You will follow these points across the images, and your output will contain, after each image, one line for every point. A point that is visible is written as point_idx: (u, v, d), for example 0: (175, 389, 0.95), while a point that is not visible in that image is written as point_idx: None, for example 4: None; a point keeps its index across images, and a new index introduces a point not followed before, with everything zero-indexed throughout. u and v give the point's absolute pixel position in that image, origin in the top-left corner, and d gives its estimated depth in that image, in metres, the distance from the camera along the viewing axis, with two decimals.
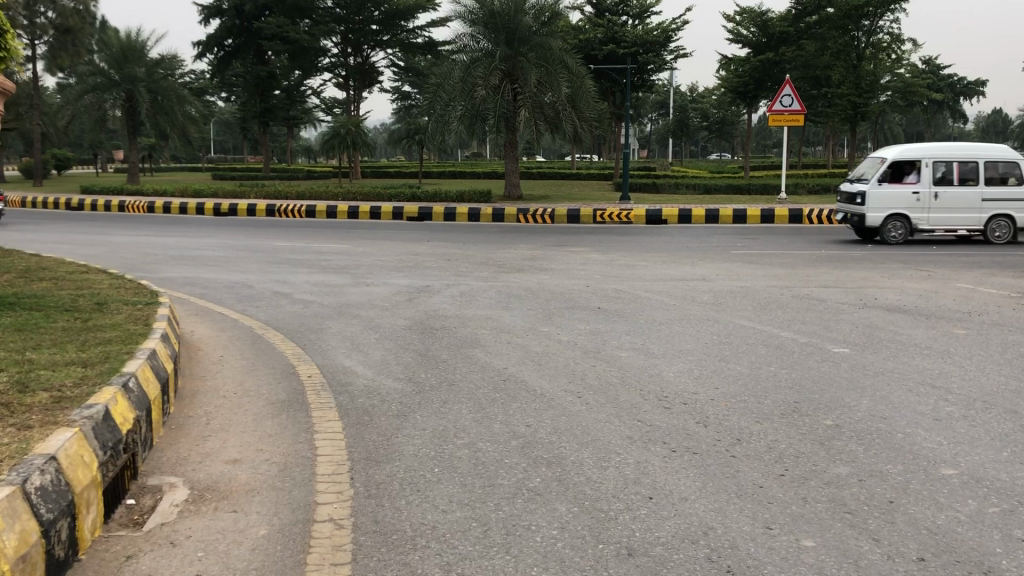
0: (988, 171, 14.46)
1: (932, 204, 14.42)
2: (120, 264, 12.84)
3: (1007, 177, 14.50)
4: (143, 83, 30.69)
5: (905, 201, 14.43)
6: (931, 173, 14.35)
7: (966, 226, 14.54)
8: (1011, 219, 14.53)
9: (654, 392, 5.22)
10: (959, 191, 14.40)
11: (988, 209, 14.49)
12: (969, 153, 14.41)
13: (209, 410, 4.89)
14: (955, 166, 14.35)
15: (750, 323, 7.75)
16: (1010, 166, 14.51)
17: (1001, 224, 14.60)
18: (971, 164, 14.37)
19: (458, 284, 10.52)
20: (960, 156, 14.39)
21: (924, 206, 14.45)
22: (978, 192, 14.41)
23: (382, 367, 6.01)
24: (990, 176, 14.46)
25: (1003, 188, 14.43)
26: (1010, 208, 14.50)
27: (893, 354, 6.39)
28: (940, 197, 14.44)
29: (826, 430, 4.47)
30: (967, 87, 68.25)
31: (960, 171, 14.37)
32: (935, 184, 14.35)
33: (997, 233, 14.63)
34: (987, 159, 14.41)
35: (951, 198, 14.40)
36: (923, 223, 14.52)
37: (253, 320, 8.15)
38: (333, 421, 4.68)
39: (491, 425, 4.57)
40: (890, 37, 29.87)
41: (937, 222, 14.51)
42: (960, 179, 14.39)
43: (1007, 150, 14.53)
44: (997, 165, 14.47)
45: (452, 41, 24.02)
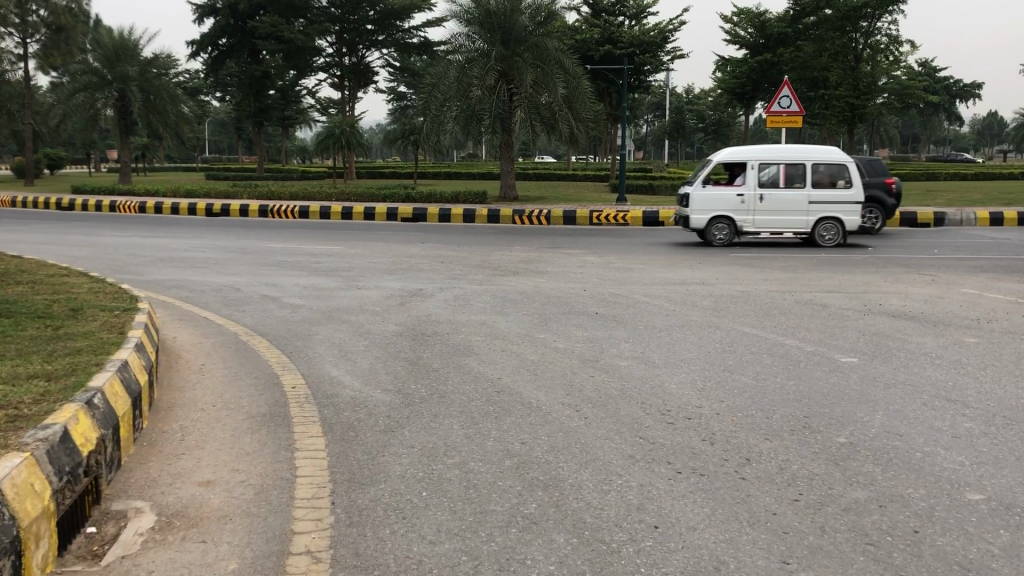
0: (816, 175, 14.25)
1: (757, 206, 14.31)
2: (107, 266, 12.54)
3: (836, 180, 14.25)
4: (135, 81, 30.29)
5: (730, 202, 14.39)
6: (755, 175, 14.28)
7: (792, 230, 14.37)
8: (839, 223, 14.24)
9: (656, 406, 4.95)
10: (784, 194, 14.27)
11: (814, 213, 14.25)
12: (797, 155, 14.26)
13: (185, 425, 4.60)
14: (782, 168, 14.22)
15: (754, 330, 7.49)
16: (840, 169, 14.25)
17: (830, 227, 14.32)
18: (797, 166, 14.21)
19: (452, 288, 10.25)
20: (787, 159, 14.26)
21: (750, 209, 14.36)
22: (805, 194, 14.23)
23: (369, 377, 5.72)
24: (818, 178, 14.24)
25: (829, 191, 14.18)
26: (837, 211, 14.25)
27: (904, 364, 6.14)
28: (765, 199, 14.32)
29: (839, 449, 4.21)
30: (963, 89, 68.20)
31: (787, 174, 14.23)
32: (759, 187, 14.25)
33: (824, 237, 14.35)
34: (815, 161, 14.20)
35: (775, 200, 14.27)
36: (749, 226, 14.43)
37: (239, 325, 7.86)
38: (315, 437, 4.40)
39: (484, 442, 4.30)
40: (888, 39, 29.68)
41: (763, 224, 14.39)
42: (786, 182, 14.25)
43: (838, 152, 14.27)
44: (826, 168, 14.24)
45: (447, 41, 23.74)
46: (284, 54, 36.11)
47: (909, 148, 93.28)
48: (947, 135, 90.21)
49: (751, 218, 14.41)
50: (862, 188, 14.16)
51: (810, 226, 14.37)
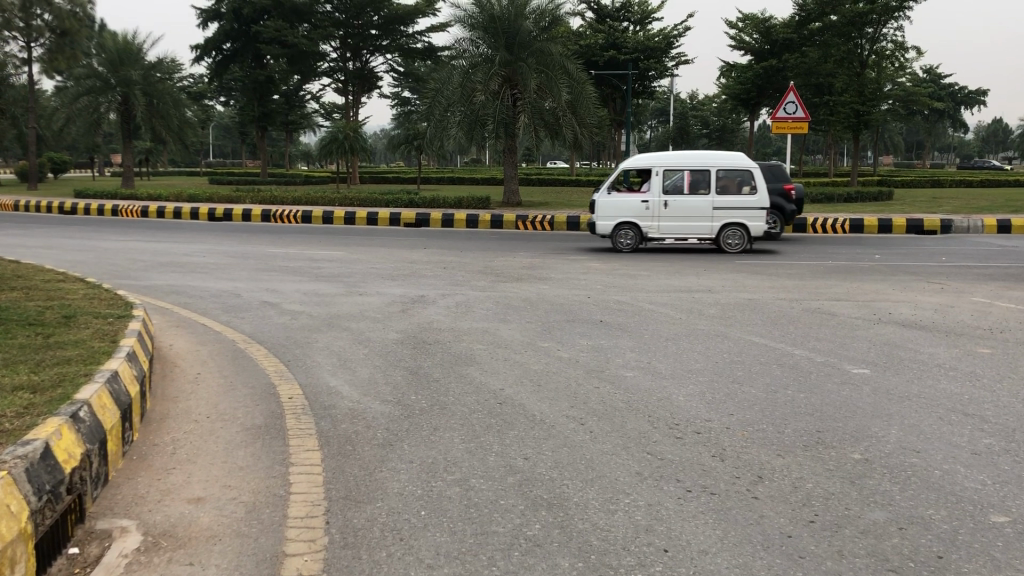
0: (720, 181, 14.27)
1: (662, 212, 14.36)
2: (105, 271, 12.41)
3: (740, 185, 14.25)
4: (139, 85, 30.19)
5: (635, 209, 14.48)
6: (660, 181, 14.37)
7: (698, 235, 14.36)
8: (745, 227, 14.17)
9: (663, 419, 4.80)
10: (688, 200, 14.32)
11: (719, 218, 14.23)
12: (702, 161, 14.32)
13: (177, 437, 4.46)
14: (687, 175, 14.30)
15: (762, 340, 7.32)
16: (745, 174, 14.25)
17: (734, 232, 14.28)
18: (702, 172, 14.27)
19: (454, 294, 10.10)
20: (691, 165, 14.34)
21: (656, 215, 14.41)
22: (709, 201, 14.24)
23: (368, 387, 5.57)
24: (722, 185, 14.26)
25: (733, 196, 14.18)
26: (742, 216, 14.20)
27: (918, 376, 5.97)
28: (670, 206, 14.38)
29: (855, 466, 4.05)
30: (969, 96, 67.81)
31: (691, 181, 14.30)
32: (663, 193, 14.31)
33: (728, 242, 14.31)
34: (720, 167, 14.23)
35: (680, 206, 14.31)
36: (655, 231, 14.44)
37: (236, 333, 7.72)
38: (311, 451, 4.26)
39: (485, 457, 4.15)
40: (894, 45, 29.41)
41: (669, 231, 14.41)
42: (690, 189, 14.31)
43: (743, 158, 14.28)
44: (730, 174, 14.27)
45: (452, 46, 23.60)
46: (288, 59, 36.06)
47: (914, 154, 93.07)
48: (953, 142, 89.98)
49: (656, 224, 14.45)
50: (767, 192, 14.11)
51: (715, 232, 14.35)
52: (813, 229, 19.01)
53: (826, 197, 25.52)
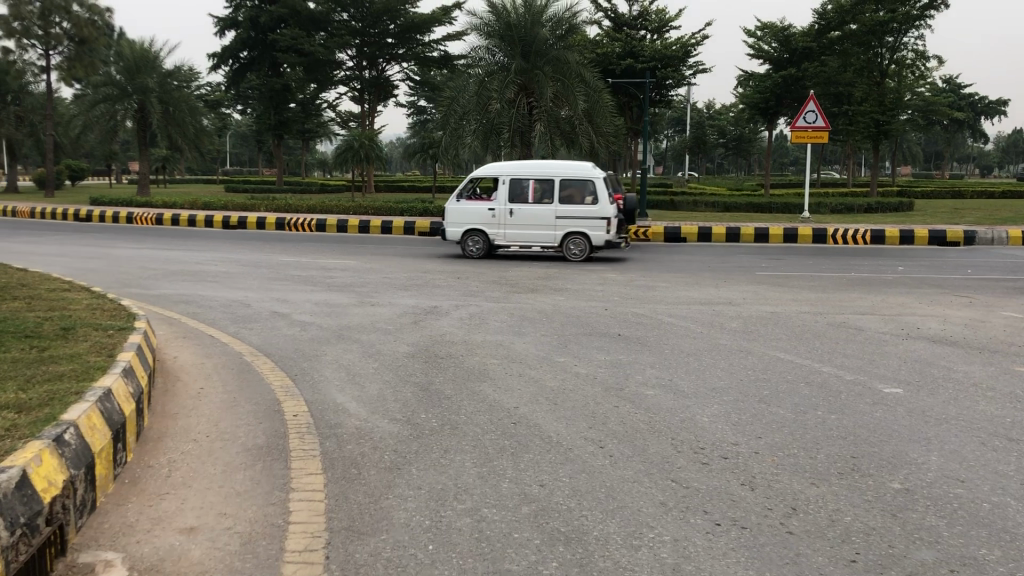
0: (565, 191, 14.40)
1: (507, 220, 14.60)
2: (116, 279, 12.25)
3: (582, 196, 14.35)
4: (155, 93, 30.22)
5: (482, 217, 14.76)
6: (506, 190, 14.59)
7: (541, 244, 14.62)
8: (586, 238, 14.33)
9: (688, 444, 4.53)
10: (532, 209, 14.54)
11: (560, 228, 14.42)
12: (547, 171, 14.46)
13: (174, 458, 4.23)
14: (531, 184, 14.47)
15: (789, 356, 7.02)
16: (588, 184, 14.32)
17: (576, 241, 14.48)
18: (546, 182, 14.43)
19: (468, 306, 9.86)
20: (537, 175, 14.50)
21: (500, 223, 14.67)
22: (551, 210, 14.42)
23: (376, 404, 5.33)
24: (566, 194, 14.40)
25: (575, 206, 14.29)
26: (583, 226, 14.35)
27: (954, 396, 5.67)
28: (516, 214, 14.61)
29: (895, 497, 3.76)
30: (989, 107, 67.17)
31: (535, 190, 14.49)
32: (507, 202, 14.54)
33: (571, 251, 14.53)
34: (563, 177, 14.35)
35: (524, 215, 14.54)
36: (501, 239, 14.69)
37: (244, 344, 7.49)
38: (313, 475, 4.03)
39: (498, 484, 3.91)
40: (915, 54, 29.08)
41: (513, 238, 14.67)
42: (534, 198, 14.51)
43: (587, 167, 14.32)
44: (574, 184, 14.37)
45: (467, 54, 23.47)
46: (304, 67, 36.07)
47: (933, 164, 92.46)
48: (972, 153, 89.38)
49: (501, 232, 14.72)
50: (608, 204, 14.15)
51: (559, 240, 14.57)
52: (833, 240, 18.72)
53: (847, 207, 25.25)
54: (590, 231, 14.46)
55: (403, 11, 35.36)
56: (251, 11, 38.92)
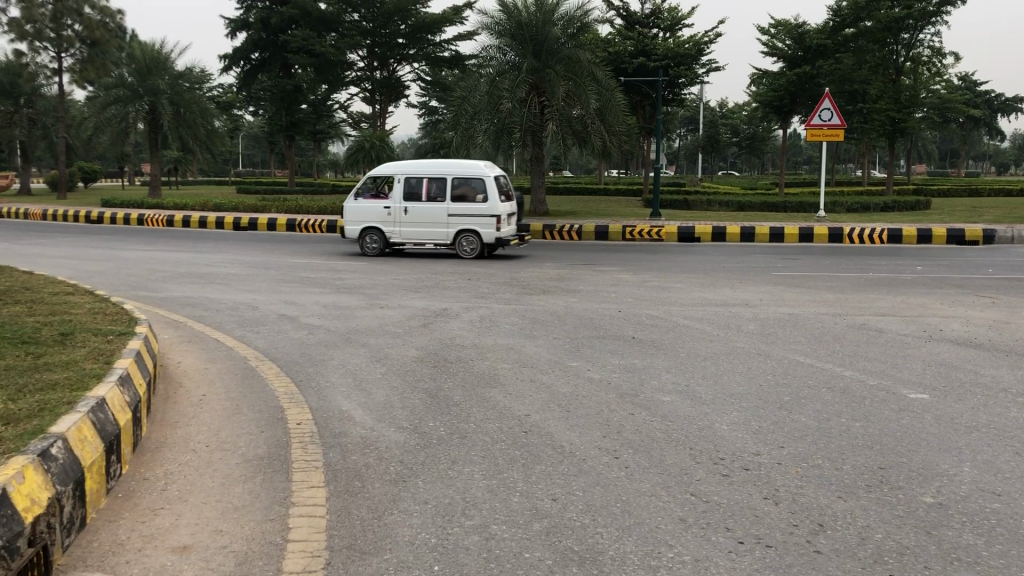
0: (457, 189, 14.85)
1: (402, 218, 15.04)
2: (124, 282, 12.12)
3: (474, 194, 14.79)
4: (166, 94, 30.22)
5: (378, 214, 15.22)
6: (401, 188, 15.08)
7: (434, 241, 15.04)
8: (475, 234, 14.73)
9: (707, 454, 4.33)
10: (426, 207, 15.00)
11: (452, 225, 14.84)
12: (440, 171, 14.94)
13: (172, 470, 4.07)
14: (425, 182, 14.93)
15: (810, 359, 6.80)
16: (479, 183, 14.76)
17: (467, 239, 14.88)
18: (440, 180, 14.90)
19: (479, 308, 9.69)
20: (431, 174, 14.99)
21: (396, 220, 15.12)
22: (444, 208, 14.87)
23: (382, 412, 5.15)
24: (458, 192, 14.84)
25: (466, 204, 14.72)
26: (473, 223, 14.76)
27: (983, 403, 5.44)
28: (410, 212, 15.07)
29: (928, 511, 3.56)
30: (1006, 103, 66.61)
31: (428, 189, 14.96)
32: (402, 200, 15.00)
33: (462, 248, 14.92)
34: (455, 175, 14.80)
35: (418, 213, 14.99)
36: (396, 236, 15.11)
37: (250, 349, 7.33)
38: (315, 488, 3.86)
39: (509, 498, 3.73)
40: (931, 51, 28.79)
41: (407, 235, 15.09)
42: (428, 197, 14.98)
43: (478, 166, 14.79)
44: (466, 183, 14.82)
45: (477, 54, 23.31)
46: (315, 67, 36.00)
47: (949, 161, 91.75)
48: (988, 151, 88.72)
49: (397, 230, 15.15)
50: (497, 201, 14.57)
51: (452, 238, 14.98)
52: (849, 239, 18.44)
53: (863, 206, 24.95)
54: (481, 228, 14.86)
55: (414, 11, 35.29)
56: (262, 12, 38.97)
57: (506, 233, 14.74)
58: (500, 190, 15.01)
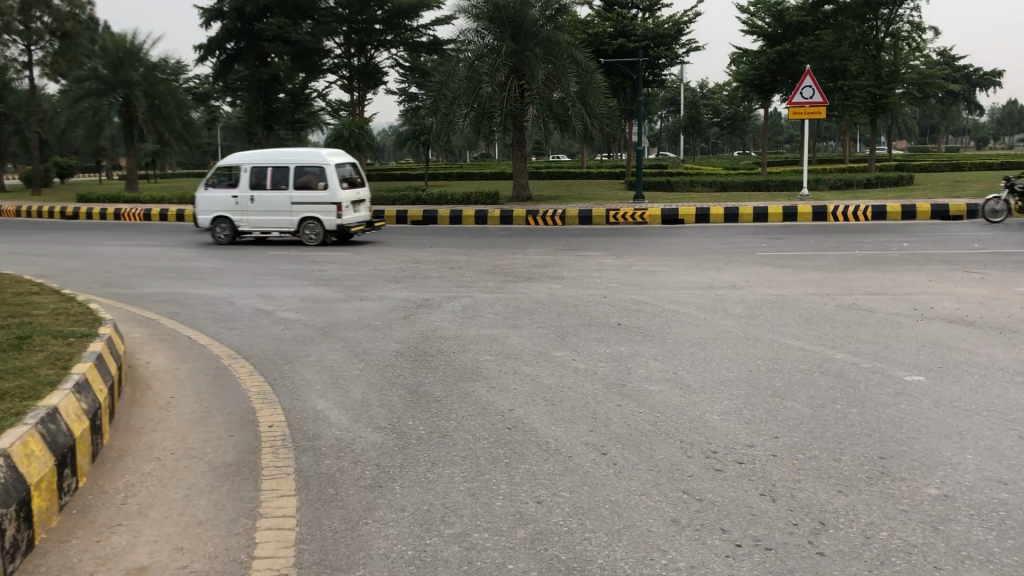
0: (300, 177, 15.09)
1: (248, 206, 15.36)
2: (97, 279, 11.82)
3: (315, 181, 15.00)
4: (140, 86, 29.62)
5: (226, 203, 15.56)
6: (247, 178, 15.38)
7: (279, 229, 15.34)
8: (316, 222, 14.99)
9: (699, 447, 4.14)
10: (270, 196, 15.29)
11: (294, 213, 15.12)
12: (284, 159, 15.17)
13: (132, 481, 3.83)
14: (270, 171, 15.19)
15: (800, 343, 6.61)
16: (320, 171, 14.94)
17: (310, 226, 15.15)
18: (283, 169, 15.14)
19: (461, 297, 9.46)
20: (275, 163, 15.25)
21: (242, 209, 15.46)
22: (287, 196, 15.14)
23: (359, 411, 4.92)
24: (300, 180, 15.07)
25: (306, 192, 14.96)
26: (314, 211, 15.01)
27: (980, 384, 5.26)
28: (256, 201, 15.39)
29: (933, 505, 3.37)
30: (984, 78, 66.82)
31: (273, 177, 15.23)
32: (247, 189, 15.31)
33: (305, 236, 15.21)
34: (297, 164, 15.00)
35: (263, 201, 15.30)
36: (243, 224, 15.47)
37: (224, 346, 7.07)
38: (285, 497, 3.64)
39: (491, 502, 3.51)
40: (910, 26, 28.61)
41: (254, 224, 15.41)
42: (272, 184, 15.24)
43: (319, 154, 14.97)
44: (308, 170, 15.02)
45: (455, 38, 22.97)
46: (292, 56, 35.57)
47: (929, 136, 92.03)
48: (966, 125, 89.17)
49: (245, 219, 15.48)
50: (336, 189, 14.78)
51: (296, 226, 15.28)
52: (833, 217, 18.29)
53: (846, 182, 24.82)
54: (323, 215, 15.13)
55: None
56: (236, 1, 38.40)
57: (347, 220, 14.96)
58: (344, 177, 15.20)
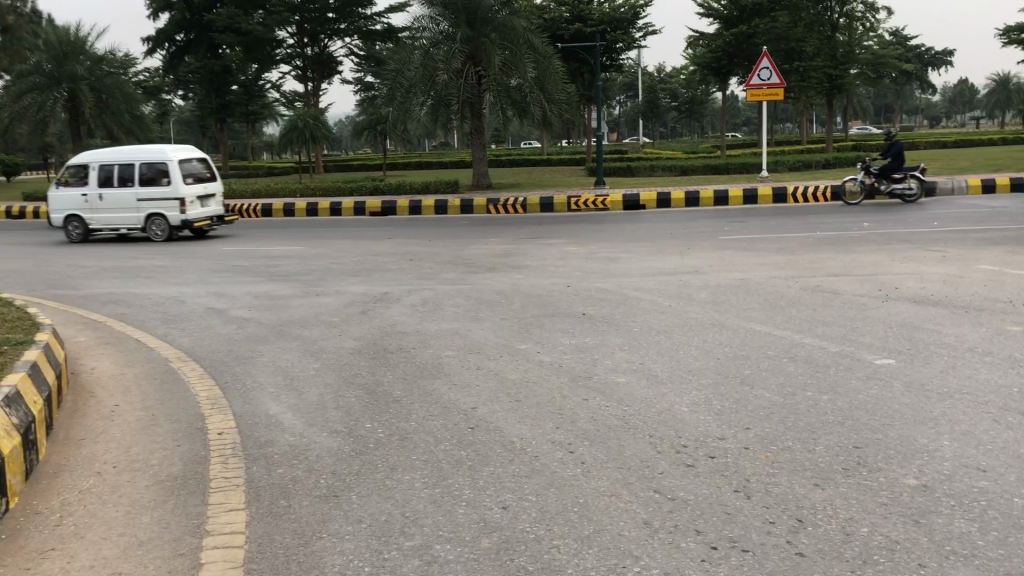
0: (145, 173, 15.22)
1: (97, 204, 15.49)
2: (43, 280, 11.39)
3: (160, 176, 15.12)
4: (86, 80, 28.82)
5: (78, 201, 15.66)
6: (97, 176, 15.48)
7: (128, 226, 15.43)
8: (160, 217, 15.10)
9: (670, 441, 3.99)
10: (118, 193, 15.40)
11: (140, 209, 15.23)
12: (130, 156, 15.30)
13: (67, 499, 3.58)
14: (117, 168, 15.33)
15: (767, 328, 6.50)
16: (163, 166, 15.07)
17: (156, 222, 15.27)
18: (129, 166, 15.27)
19: (421, 290, 9.24)
20: (123, 160, 15.36)
21: (92, 206, 15.55)
22: (133, 193, 15.26)
23: (314, 415, 4.70)
24: (145, 177, 15.21)
25: (151, 188, 15.08)
26: (158, 207, 15.12)
27: (951, 365, 5.18)
28: (105, 198, 15.51)
29: (913, 497, 3.25)
30: (935, 57, 67.80)
31: (120, 174, 15.36)
32: (95, 187, 15.45)
33: (152, 232, 15.32)
34: (142, 160, 15.14)
35: (111, 199, 15.42)
36: (93, 222, 15.58)
37: (174, 348, 6.79)
38: (234, 512, 3.41)
39: (453, 510, 3.32)
40: (864, 7, 29.73)
41: (103, 221, 15.50)
42: (119, 181, 15.38)
43: (164, 151, 15.10)
44: (153, 167, 15.15)
45: (409, 25, 22.59)
46: (243, 47, 34.92)
47: (883, 117, 93.24)
48: (918, 105, 90.46)
49: (95, 216, 15.60)
50: (178, 185, 14.90)
51: (143, 222, 15.39)
52: (793, 199, 18.33)
53: (804, 164, 24.95)
54: (168, 211, 15.26)
55: None
56: None
57: (191, 214, 15.08)
58: (189, 173, 15.35)
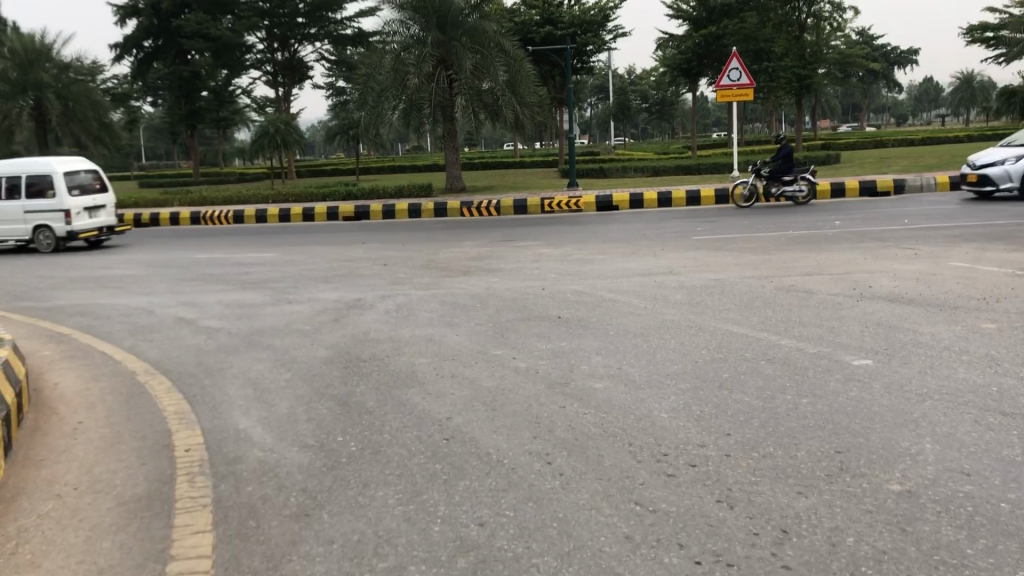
0: (31, 186, 15.02)
1: None
2: (6, 292, 11.12)
3: (46, 189, 14.93)
4: (52, 88, 28.28)
5: None
6: None
7: (16, 238, 15.20)
8: (45, 229, 14.88)
9: (649, 449, 3.90)
10: (5, 205, 15.17)
11: (26, 221, 15.01)
12: (15, 168, 15.08)
13: (23, 526, 3.43)
14: (4, 181, 15.11)
15: (744, 329, 6.44)
16: (49, 179, 14.88)
17: (42, 234, 15.06)
18: (15, 178, 15.07)
19: (394, 296, 9.11)
20: (9, 172, 15.14)
21: None
22: (20, 205, 15.05)
23: (284, 428, 4.57)
24: (31, 189, 15.01)
25: (36, 201, 14.88)
26: (44, 219, 14.92)
27: (928, 365, 5.14)
28: None
29: (897, 503, 3.19)
30: (901, 56, 68.50)
31: (6, 187, 15.14)
32: None
33: (40, 244, 15.14)
34: (28, 173, 14.93)
35: None
36: None
37: (141, 361, 6.62)
38: (200, 534, 3.28)
39: (428, 528, 3.22)
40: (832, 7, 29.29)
41: None
42: (6, 194, 15.15)
43: (48, 163, 14.90)
44: (39, 179, 14.95)
45: (380, 29, 22.41)
46: (212, 53, 34.57)
47: (851, 115, 94.22)
48: (885, 103, 91.45)
49: None
50: (62, 196, 14.74)
51: (31, 234, 15.18)
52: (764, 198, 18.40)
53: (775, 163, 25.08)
54: (54, 223, 15.05)
55: None
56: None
57: (77, 226, 14.91)
58: (76, 185, 15.19)
